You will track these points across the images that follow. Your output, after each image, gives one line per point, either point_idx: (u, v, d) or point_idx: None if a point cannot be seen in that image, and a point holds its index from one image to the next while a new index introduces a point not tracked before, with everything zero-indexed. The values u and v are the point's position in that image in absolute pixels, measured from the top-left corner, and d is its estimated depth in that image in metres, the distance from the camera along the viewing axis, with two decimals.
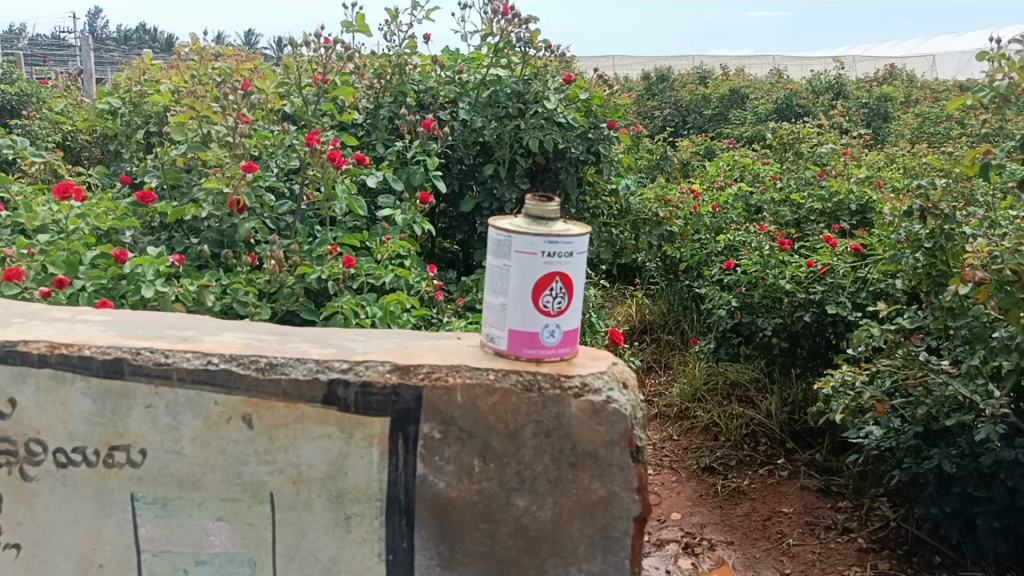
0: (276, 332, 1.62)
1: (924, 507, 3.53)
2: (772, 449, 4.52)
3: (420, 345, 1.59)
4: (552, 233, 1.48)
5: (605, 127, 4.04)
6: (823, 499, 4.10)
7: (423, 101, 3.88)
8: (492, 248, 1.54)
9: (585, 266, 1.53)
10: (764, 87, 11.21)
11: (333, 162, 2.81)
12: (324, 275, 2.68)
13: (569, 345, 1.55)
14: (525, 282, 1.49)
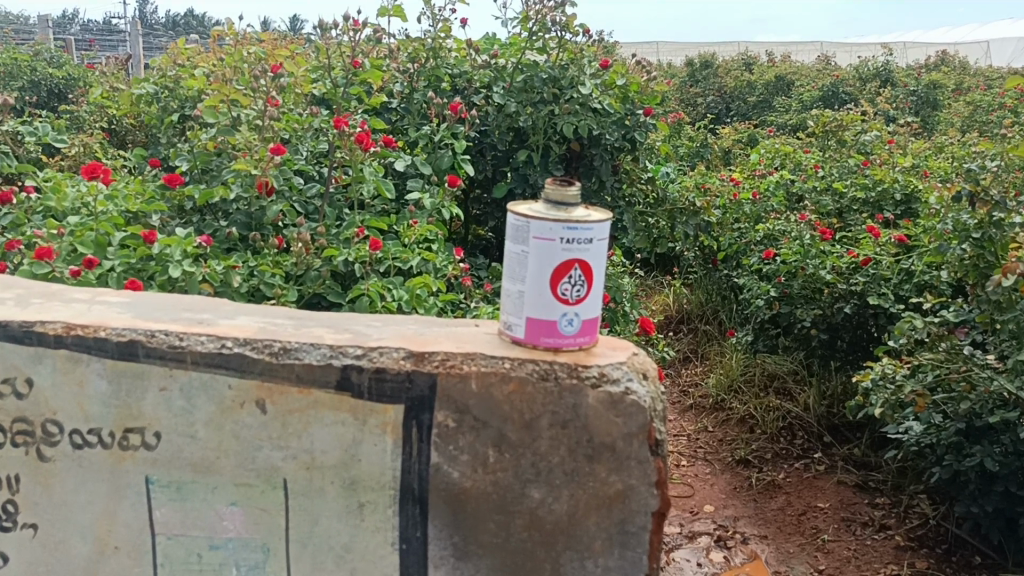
0: (293, 317, 1.60)
1: (964, 506, 3.46)
2: (809, 443, 4.43)
3: (436, 332, 1.56)
4: (571, 219, 1.44)
5: (641, 114, 4.00)
6: (860, 494, 4.01)
7: (456, 85, 3.90)
8: (510, 234, 1.50)
9: (606, 254, 1.49)
10: (811, 74, 11.01)
11: (361, 144, 2.81)
12: (350, 257, 2.68)
13: (590, 335, 1.51)
14: (543, 269, 1.45)
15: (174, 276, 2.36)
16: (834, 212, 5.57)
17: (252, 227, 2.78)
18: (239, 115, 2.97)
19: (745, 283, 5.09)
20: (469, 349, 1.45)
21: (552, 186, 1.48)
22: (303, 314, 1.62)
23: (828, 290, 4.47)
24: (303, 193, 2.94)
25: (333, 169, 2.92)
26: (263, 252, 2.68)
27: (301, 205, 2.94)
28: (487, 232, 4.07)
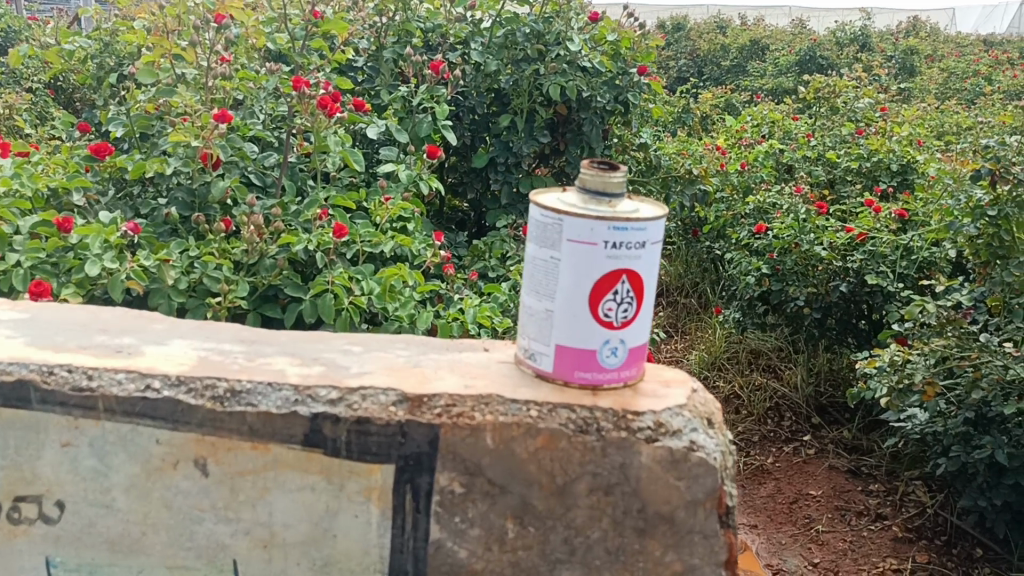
0: (244, 349, 1.43)
1: (969, 499, 3.13)
2: (797, 424, 4.08)
3: (430, 368, 1.37)
4: (620, 215, 1.07)
5: (635, 72, 3.57)
6: (853, 481, 3.68)
7: (431, 41, 3.45)
8: (534, 233, 1.13)
9: (660, 260, 1.13)
10: (786, 38, 10.61)
11: (324, 108, 2.39)
12: (312, 245, 2.30)
13: (637, 366, 1.16)
14: (582, 282, 1.09)
15: (91, 274, 2.02)
16: (824, 183, 5.16)
17: (194, 206, 2.35)
18: (181, 73, 2.55)
19: (733, 258, 4.64)
20: (477, 390, 1.27)
21: (590, 172, 1.12)
22: (258, 341, 1.47)
23: (821, 266, 4.06)
24: (255, 162, 2.53)
25: (290, 136, 2.51)
26: (208, 237, 2.28)
27: (256, 175, 2.53)
28: (464, 204, 3.70)
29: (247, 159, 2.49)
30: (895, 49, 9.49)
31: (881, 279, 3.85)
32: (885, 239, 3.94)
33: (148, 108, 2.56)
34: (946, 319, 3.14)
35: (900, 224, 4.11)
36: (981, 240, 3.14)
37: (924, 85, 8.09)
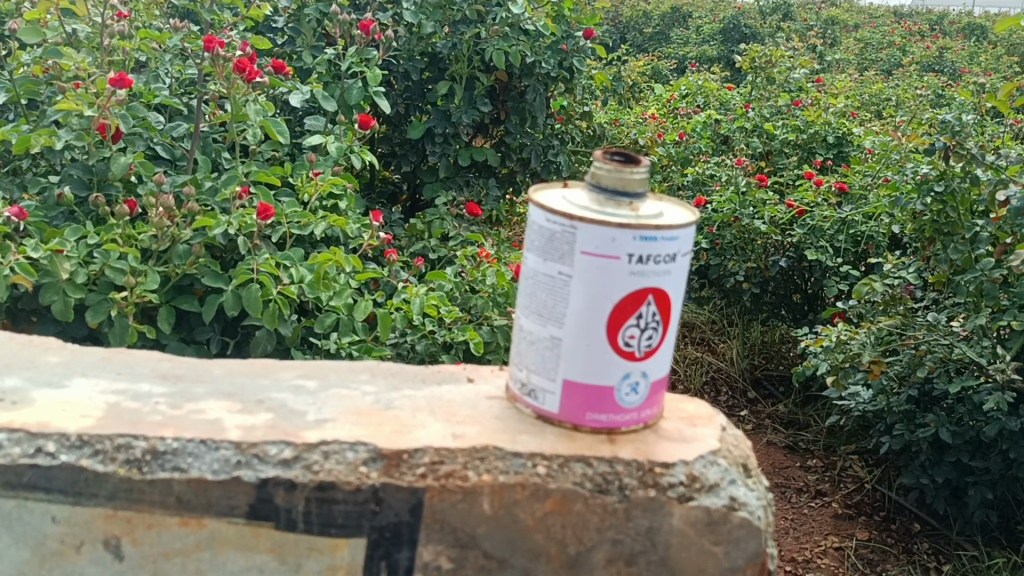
0: (169, 391, 1.30)
1: (910, 476, 2.94)
2: (734, 398, 3.91)
3: (402, 412, 1.26)
4: (646, 223, 1.07)
5: (580, 36, 3.34)
6: (790, 457, 3.51)
7: (360, 1, 3.20)
8: (546, 244, 1.12)
9: (683, 277, 1.14)
10: (707, 6, 10.44)
11: (241, 74, 2.06)
12: (232, 229, 1.97)
13: (653, 396, 1.18)
14: (604, 301, 1.09)
15: None
16: (762, 154, 4.67)
17: (92, 185, 2.00)
18: (73, 31, 2.22)
19: None
20: (468, 442, 1.17)
21: (611, 170, 1.11)
22: (182, 380, 1.33)
23: (759, 241, 3.86)
24: (162, 134, 2.20)
25: (201, 104, 2.18)
26: (109, 221, 1.94)
27: (163, 148, 2.19)
28: (396, 175, 3.42)
29: (152, 131, 2.15)
30: (815, 17, 9.44)
31: (819, 255, 3.64)
32: (824, 212, 3.74)
33: (36, 70, 2.20)
34: (890, 295, 2.95)
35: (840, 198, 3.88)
36: (925, 218, 2.92)
37: (845, 54, 8.06)
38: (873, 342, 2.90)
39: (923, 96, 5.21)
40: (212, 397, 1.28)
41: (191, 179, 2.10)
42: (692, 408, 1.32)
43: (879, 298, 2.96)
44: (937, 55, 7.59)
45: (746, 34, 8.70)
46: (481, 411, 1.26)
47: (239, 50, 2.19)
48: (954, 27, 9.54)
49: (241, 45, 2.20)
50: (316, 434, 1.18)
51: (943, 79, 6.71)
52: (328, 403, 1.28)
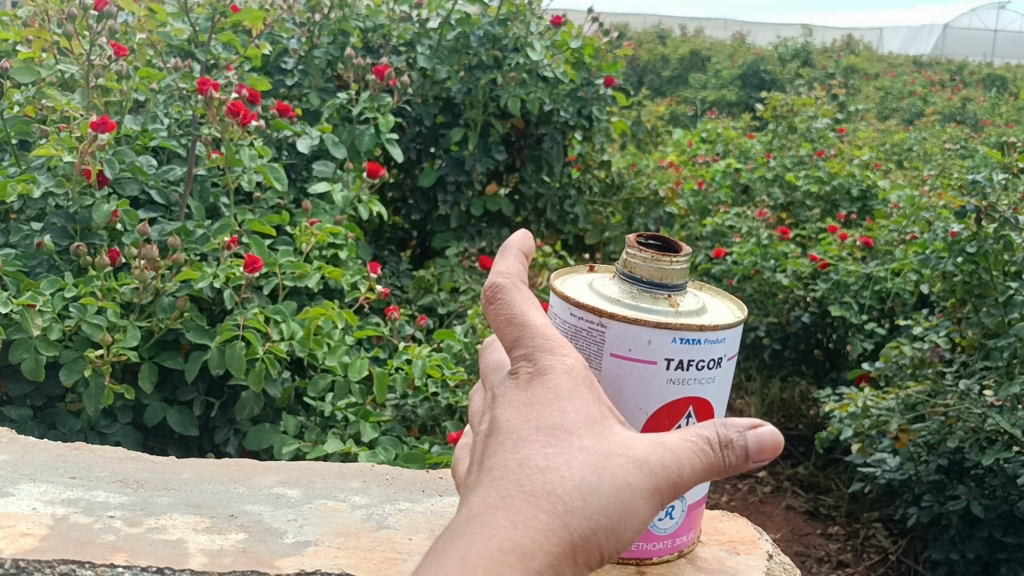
0: (129, 501, 1.29)
1: (939, 551, 2.72)
2: (752, 460, 3.72)
3: (395, 534, 1.25)
4: (687, 324, 0.94)
5: (600, 84, 3.23)
6: (811, 523, 3.31)
7: (371, 43, 3.01)
8: (570, 343, 0.98)
9: (727, 385, 1.01)
10: (726, 51, 10.37)
11: (235, 116, 1.95)
12: (219, 281, 1.85)
13: (689, 522, 1.04)
14: (638, 410, 0.96)
15: None
16: (783, 204, 4.53)
17: (74, 234, 1.88)
18: (64, 71, 2.21)
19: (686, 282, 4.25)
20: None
21: (648, 258, 0.96)
22: (144, 489, 1.34)
23: (782, 295, 3.69)
24: (154, 178, 2.08)
25: (193, 147, 2.06)
26: (90, 272, 1.81)
27: (156, 193, 2.08)
28: (406, 223, 3.31)
29: (142, 173, 2.04)
30: (836, 64, 9.33)
31: (843, 310, 3.42)
32: (849, 267, 3.50)
33: (27, 111, 2.11)
34: (919, 359, 2.77)
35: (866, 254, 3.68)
36: (956, 279, 2.71)
37: (867, 103, 7.93)
38: (901, 409, 2.72)
39: (951, 150, 5.06)
40: (176, 510, 1.27)
41: (180, 226, 1.98)
42: (731, 529, 1.29)
43: (907, 362, 2.80)
44: (960, 106, 7.45)
45: (766, 81, 8.62)
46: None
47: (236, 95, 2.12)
48: (977, 77, 9.39)
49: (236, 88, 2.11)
50: (296, 563, 1.15)
51: (967, 130, 6.56)
52: (311, 518, 1.28)
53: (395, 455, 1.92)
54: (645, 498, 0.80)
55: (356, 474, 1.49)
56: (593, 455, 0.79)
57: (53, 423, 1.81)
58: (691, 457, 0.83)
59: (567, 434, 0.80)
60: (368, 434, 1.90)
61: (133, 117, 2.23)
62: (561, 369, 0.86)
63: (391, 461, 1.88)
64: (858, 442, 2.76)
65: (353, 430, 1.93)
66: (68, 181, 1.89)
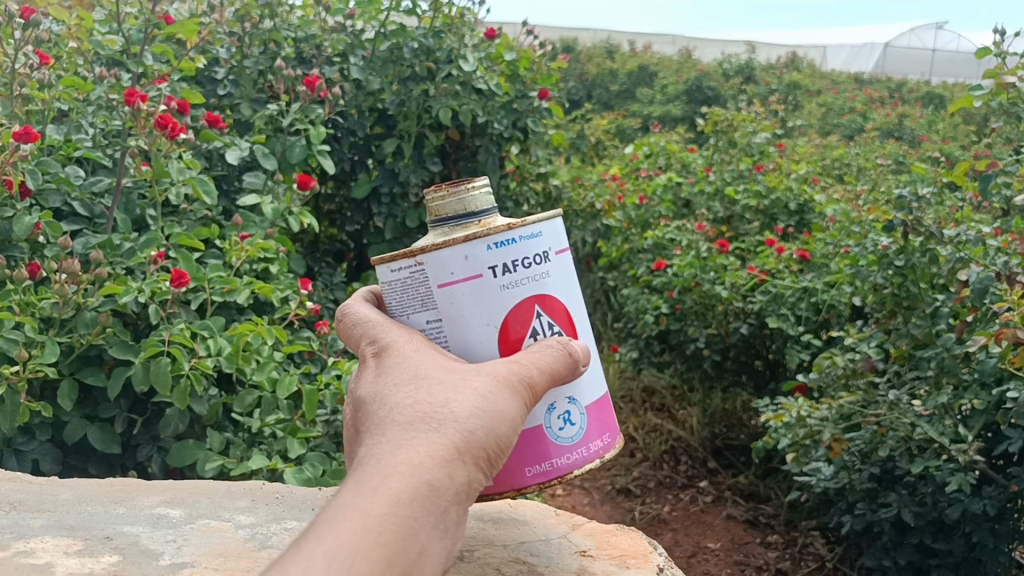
0: (7, 524, 1.30)
1: (872, 558, 2.76)
2: (693, 469, 3.79)
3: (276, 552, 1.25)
4: (493, 229, 1.08)
5: (534, 96, 3.27)
6: (750, 532, 3.36)
7: (303, 52, 3.04)
8: (405, 290, 1.13)
9: (565, 276, 1.15)
10: (673, 65, 10.49)
11: (164, 129, 1.93)
12: (142, 297, 1.80)
13: (595, 429, 1.17)
14: (486, 326, 1.10)
15: None
16: (723, 217, 4.56)
17: None
18: None
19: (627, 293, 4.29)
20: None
21: (440, 196, 1.11)
22: (16, 511, 1.35)
23: (720, 305, 3.71)
24: (80, 189, 2.04)
25: (121, 159, 2.01)
26: (9, 287, 1.77)
27: (80, 205, 2.04)
28: (344, 234, 3.30)
29: (66, 185, 2.00)
30: (780, 80, 9.44)
31: (780, 323, 3.43)
32: (785, 280, 3.49)
33: None
34: (851, 369, 2.77)
35: (802, 266, 3.69)
36: (886, 291, 2.75)
37: (809, 120, 8.07)
38: (834, 418, 2.73)
39: (886, 164, 5.16)
40: (49, 533, 1.27)
41: (105, 238, 1.95)
42: (624, 544, 1.38)
43: (838, 372, 2.81)
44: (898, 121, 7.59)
45: (711, 97, 8.72)
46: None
47: (163, 106, 2.07)
48: (917, 89, 9.57)
49: (164, 100, 2.09)
50: None
51: (905, 146, 6.69)
52: (191, 539, 1.28)
53: (323, 470, 1.91)
54: (509, 391, 1.01)
55: (246, 492, 1.50)
56: (451, 386, 0.98)
57: None
58: (533, 358, 1.07)
59: (424, 382, 0.99)
60: (294, 451, 1.88)
61: (59, 127, 2.19)
62: (405, 342, 1.08)
63: (319, 477, 1.86)
64: (793, 452, 2.80)
65: (280, 446, 1.92)
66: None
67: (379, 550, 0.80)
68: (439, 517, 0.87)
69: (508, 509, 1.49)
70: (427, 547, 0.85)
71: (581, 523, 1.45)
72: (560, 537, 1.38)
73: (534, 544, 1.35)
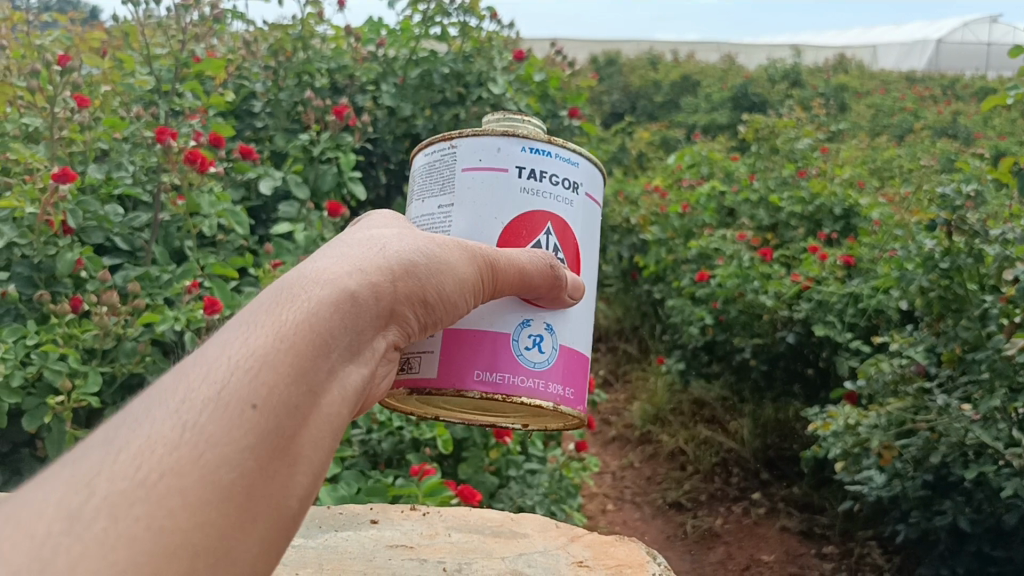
0: None
1: (930, 567, 2.69)
2: (746, 481, 3.74)
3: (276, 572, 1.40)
4: (534, 136, 1.18)
5: (566, 116, 3.38)
6: (807, 543, 3.30)
7: (337, 82, 3.10)
8: (430, 178, 1.23)
9: (587, 226, 1.24)
10: (717, 72, 10.35)
11: (194, 163, 2.02)
12: (178, 325, 1.87)
13: (560, 371, 1.18)
14: (495, 218, 1.16)
15: None
16: (768, 225, 4.37)
17: (39, 283, 1.93)
18: (28, 124, 2.30)
19: (672, 305, 4.26)
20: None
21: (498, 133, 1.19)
22: None
23: (767, 315, 3.60)
24: (120, 225, 2.12)
25: (158, 194, 2.08)
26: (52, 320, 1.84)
27: (121, 239, 2.12)
28: None
29: (108, 222, 2.08)
30: (826, 83, 9.23)
31: (827, 330, 3.25)
32: (831, 286, 3.33)
33: None
34: (900, 374, 2.67)
35: (848, 271, 3.46)
36: (933, 294, 2.65)
37: (857, 122, 7.87)
38: (886, 424, 2.59)
39: (932, 165, 5.03)
40: None
41: (143, 271, 2.03)
42: (621, 554, 1.50)
43: (889, 379, 2.70)
44: (951, 117, 7.35)
45: (756, 103, 8.57)
46: (375, 564, 1.43)
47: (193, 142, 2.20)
48: (972, 78, 9.25)
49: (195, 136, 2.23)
50: None
51: (959, 144, 6.47)
52: None
53: (358, 489, 1.96)
54: (452, 253, 1.05)
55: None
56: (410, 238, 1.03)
57: (16, 469, 1.86)
58: (513, 254, 1.13)
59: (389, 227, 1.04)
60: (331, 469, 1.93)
61: (100, 165, 2.26)
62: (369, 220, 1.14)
63: (354, 494, 1.90)
64: (844, 461, 2.69)
65: None
66: (31, 233, 1.94)
67: (289, 361, 0.79)
68: (347, 339, 0.87)
69: (509, 523, 1.65)
70: (335, 363, 0.84)
71: (580, 535, 1.60)
72: (557, 548, 1.53)
73: (532, 556, 1.50)
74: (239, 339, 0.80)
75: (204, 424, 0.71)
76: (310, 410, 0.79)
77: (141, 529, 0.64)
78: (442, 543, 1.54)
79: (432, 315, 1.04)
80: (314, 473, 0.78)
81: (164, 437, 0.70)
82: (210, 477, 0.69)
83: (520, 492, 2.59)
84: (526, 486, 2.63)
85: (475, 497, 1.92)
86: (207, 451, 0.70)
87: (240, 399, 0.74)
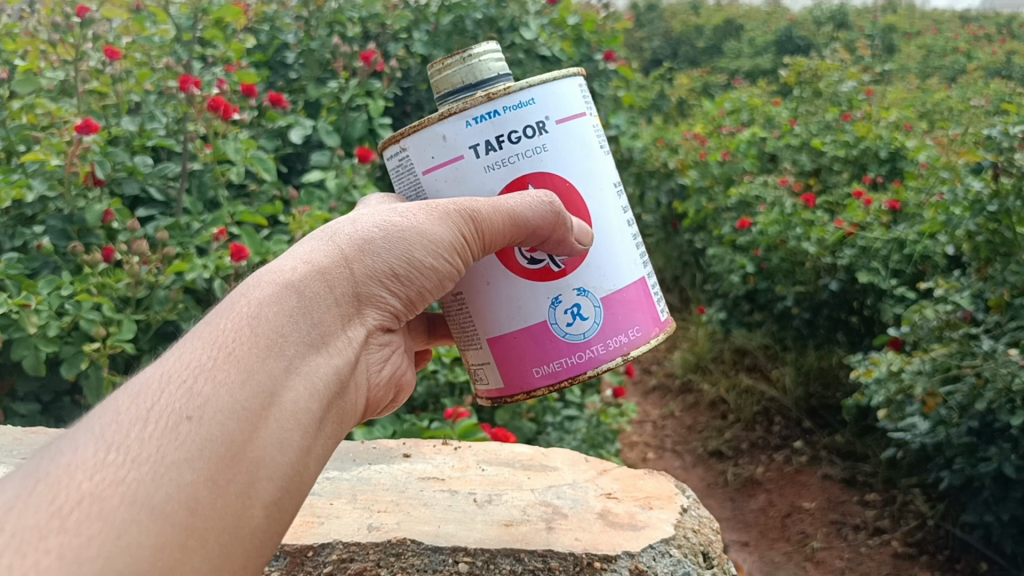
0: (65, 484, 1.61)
1: (973, 513, 2.64)
2: (787, 430, 3.70)
3: (311, 506, 1.45)
4: (468, 105, 1.16)
5: (600, 59, 3.32)
6: (848, 491, 3.29)
7: (369, 31, 3.09)
8: (401, 180, 1.27)
9: (563, 164, 1.22)
10: (761, 15, 10.01)
11: (217, 111, 2.06)
12: (208, 272, 1.90)
13: (614, 322, 1.24)
14: None
15: None
16: (811, 170, 4.25)
17: (72, 235, 1.97)
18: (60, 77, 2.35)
19: (713, 253, 4.22)
20: (382, 539, 1.35)
21: (433, 70, 1.21)
22: None
23: (809, 262, 3.50)
24: (151, 176, 2.15)
25: (186, 145, 2.12)
26: (86, 271, 1.87)
27: (154, 191, 2.16)
28: None
29: (138, 174, 2.12)
30: (874, 22, 8.78)
31: (871, 277, 3.17)
32: (875, 231, 3.24)
33: (28, 118, 2.23)
34: (946, 321, 2.59)
35: (894, 217, 3.34)
36: (980, 238, 2.57)
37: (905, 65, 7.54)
38: (931, 370, 2.53)
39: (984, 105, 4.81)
40: None
41: (172, 221, 2.06)
42: (649, 487, 1.54)
43: (933, 325, 2.61)
44: (1007, 56, 6.96)
45: (801, 47, 8.27)
46: (408, 496, 1.48)
47: (220, 91, 2.21)
48: None
49: (219, 85, 2.23)
50: None
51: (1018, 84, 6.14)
52: None
53: (394, 432, 2.03)
54: (415, 212, 1.15)
55: None
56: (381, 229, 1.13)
57: (60, 415, 1.97)
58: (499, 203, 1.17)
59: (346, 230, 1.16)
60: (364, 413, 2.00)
61: (132, 118, 2.29)
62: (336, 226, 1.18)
63: (389, 438, 1.98)
64: (887, 409, 2.65)
65: None
66: (61, 185, 1.99)
67: (219, 363, 0.92)
68: (295, 334, 0.99)
69: (540, 456, 1.66)
70: (288, 359, 0.97)
71: (609, 468, 1.61)
72: (586, 481, 1.55)
73: (561, 488, 1.53)
74: (173, 361, 0.92)
75: (129, 442, 0.83)
76: (264, 410, 0.91)
77: (50, 553, 0.73)
78: (473, 475, 1.56)
79: (415, 287, 1.15)
80: (273, 474, 0.90)
81: (83, 463, 0.81)
82: (137, 490, 0.80)
83: (558, 439, 2.63)
84: (564, 433, 2.65)
85: (509, 439, 1.92)
86: (136, 470, 0.81)
87: (170, 413, 0.86)
